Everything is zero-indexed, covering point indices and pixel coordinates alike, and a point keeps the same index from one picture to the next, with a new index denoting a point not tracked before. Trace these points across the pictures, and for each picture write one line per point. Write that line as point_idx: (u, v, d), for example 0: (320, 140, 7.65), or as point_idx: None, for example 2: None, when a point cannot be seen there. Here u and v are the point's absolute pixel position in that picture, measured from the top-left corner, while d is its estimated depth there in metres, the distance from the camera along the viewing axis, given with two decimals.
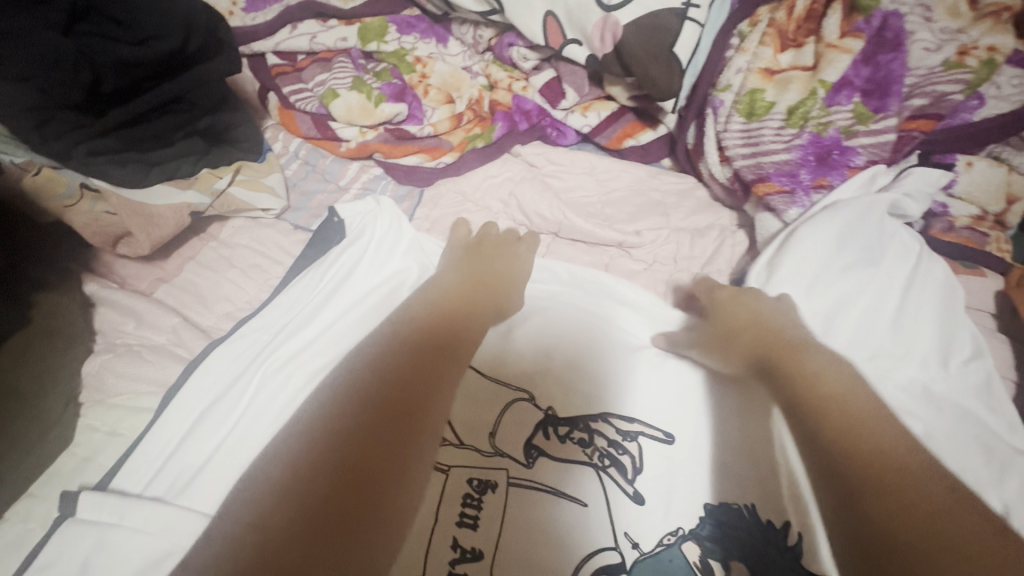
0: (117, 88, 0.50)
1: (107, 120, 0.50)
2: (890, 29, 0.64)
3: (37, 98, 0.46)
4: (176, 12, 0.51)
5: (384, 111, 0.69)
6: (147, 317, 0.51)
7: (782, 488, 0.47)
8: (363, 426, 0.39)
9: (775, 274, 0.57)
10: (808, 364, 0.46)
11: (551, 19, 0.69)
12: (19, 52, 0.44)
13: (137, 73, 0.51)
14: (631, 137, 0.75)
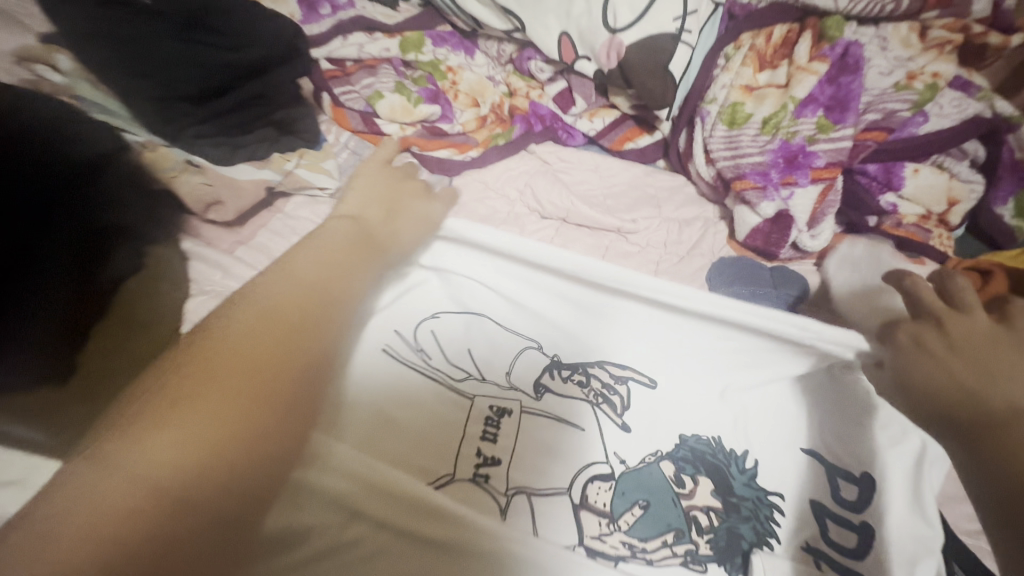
0: (219, 85, 0.64)
1: (209, 110, 0.64)
2: (851, 55, 0.75)
3: (161, 90, 0.60)
4: (267, 27, 0.65)
5: (422, 111, 0.81)
6: (235, 271, 0.64)
7: (735, 425, 0.61)
8: (253, 394, 0.36)
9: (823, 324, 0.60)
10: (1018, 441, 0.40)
11: (565, 38, 0.82)
12: (153, 55, 0.58)
13: (234, 73, 0.64)
14: (631, 141, 0.88)
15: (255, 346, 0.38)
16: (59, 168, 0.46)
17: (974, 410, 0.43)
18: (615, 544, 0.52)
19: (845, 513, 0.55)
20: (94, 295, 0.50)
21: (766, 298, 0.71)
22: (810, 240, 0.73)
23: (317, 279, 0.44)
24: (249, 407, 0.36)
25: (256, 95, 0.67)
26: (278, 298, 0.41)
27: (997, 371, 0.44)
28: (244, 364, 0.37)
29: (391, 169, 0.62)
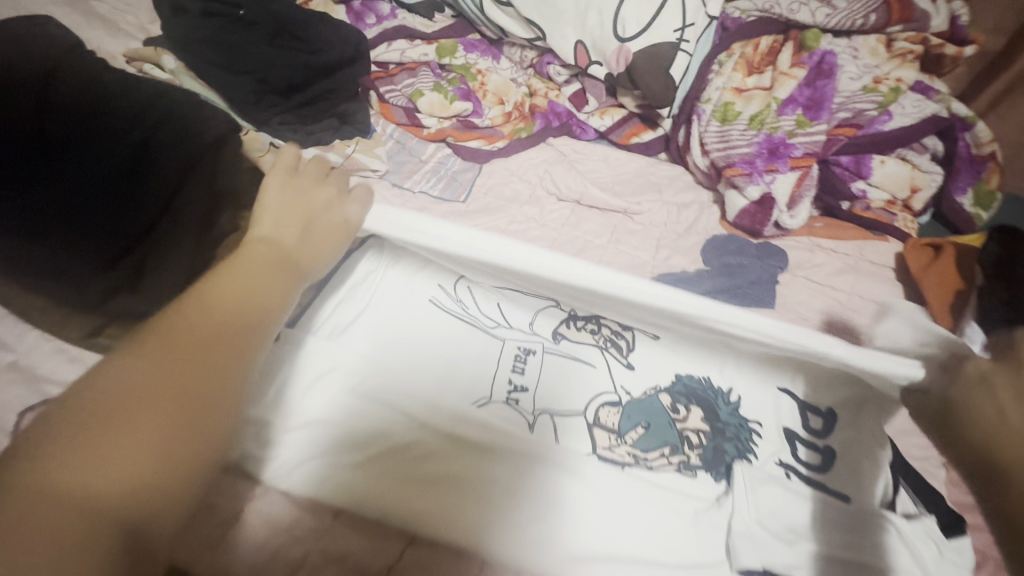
0: (297, 82, 0.79)
1: (291, 102, 0.78)
2: (826, 63, 0.88)
3: (257, 85, 0.75)
4: (336, 33, 0.81)
5: (456, 107, 0.94)
6: None
7: (725, 372, 0.71)
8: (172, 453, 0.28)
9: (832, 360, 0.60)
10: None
11: (580, 46, 0.95)
12: (253, 56, 0.75)
13: (309, 72, 0.79)
14: (637, 136, 1.00)
15: (161, 372, 0.29)
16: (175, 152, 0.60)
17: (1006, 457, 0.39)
18: (622, 454, 0.64)
19: (813, 439, 0.68)
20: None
21: (751, 266, 0.84)
22: (789, 219, 0.86)
23: (245, 298, 0.35)
24: (176, 442, 0.28)
25: (328, 90, 0.81)
26: (194, 321, 0.32)
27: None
28: (157, 391, 0.29)
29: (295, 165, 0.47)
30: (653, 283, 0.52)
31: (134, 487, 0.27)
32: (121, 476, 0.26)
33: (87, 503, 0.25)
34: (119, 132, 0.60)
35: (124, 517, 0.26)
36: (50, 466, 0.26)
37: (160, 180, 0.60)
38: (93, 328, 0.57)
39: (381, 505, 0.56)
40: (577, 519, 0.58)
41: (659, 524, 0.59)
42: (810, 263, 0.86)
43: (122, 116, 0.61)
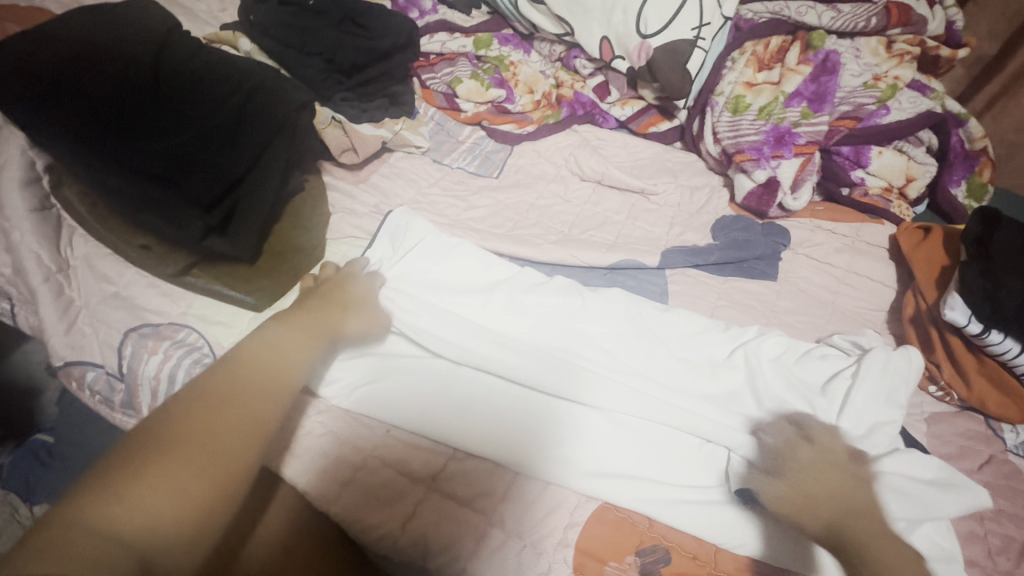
0: (357, 64, 0.89)
1: (353, 81, 0.89)
2: (829, 60, 0.97)
3: (327, 65, 0.88)
4: (394, 25, 0.92)
5: (492, 94, 1.04)
6: (358, 198, 0.85)
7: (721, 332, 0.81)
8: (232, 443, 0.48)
9: (793, 374, 0.76)
10: (875, 549, 0.54)
11: (605, 42, 1.04)
12: (325, 42, 0.88)
13: (370, 56, 0.90)
14: (654, 125, 1.10)
15: (192, 433, 0.47)
16: (245, 129, 0.72)
17: (849, 518, 0.57)
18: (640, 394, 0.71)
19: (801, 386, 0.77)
20: (283, 201, 0.77)
21: (758, 242, 0.92)
22: (793, 201, 0.94)
23: (286, 358, 0.58)
24: (234, 437, 0.49)
25: (382, 73, 0.91)
26: (255, 368, 0.55)
27: (852, 497, 0.59)
28: (186, 436, 0.47)
29: (324, 277, 0.72)
30: (643, 377, 0.72)
31: (210, 462, 0.46)
32: (163, 493, 0.43)
33: (170, 476, 0.44)
34: (217, 97, 0.72)
35: (206, 475, 0.45)
36: (140, 460, 0.44)
37: (252, 138, 0.71)
38: (183, 266, 0.69)
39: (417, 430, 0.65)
40: (579, 436, 0.67)
41: (660, 443, 0.68)
42: (811, 242, 0.94)
43: (221, 85, 0.73)
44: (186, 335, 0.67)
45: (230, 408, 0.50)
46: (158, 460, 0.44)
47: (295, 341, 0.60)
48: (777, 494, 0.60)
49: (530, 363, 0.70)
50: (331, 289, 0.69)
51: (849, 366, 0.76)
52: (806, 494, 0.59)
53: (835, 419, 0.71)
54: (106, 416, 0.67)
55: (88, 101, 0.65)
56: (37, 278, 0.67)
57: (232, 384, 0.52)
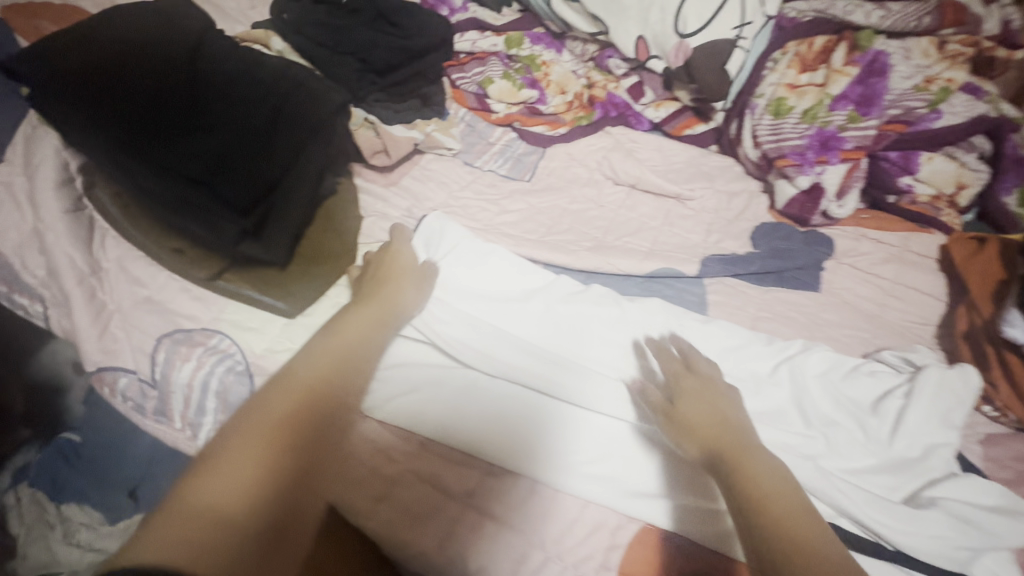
0: (391, 63, 0.88)
1: (386, 81, 0.88)
2: (878, 62, 0.93)
3: (361, 65, 0.86)
4: (430, 26, 0.92)
5: (524, 94, 1.02)
6: (390, 202, 0.84)
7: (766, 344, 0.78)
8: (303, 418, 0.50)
9: (842, 392, 0.72)
10: (751, 467, 0.54)
11: (641, 41, 1.01)
12: (360, 41, 0.86)
13: (404, 56, 0.89)
14: (689, 128, 1.06)
15: (268, 415, 0.49)
16: (280, 133, 0.70)
17: (724, 436, 0.58)
18: None
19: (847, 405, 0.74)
20: (315, 205, 0.75)
21: (800, 252, 0.89)
22: (838, 209, 0.91)
23: (346, 349, 0.60)
24: (307, 416, 0.51)
25: (416, 73, 0.90)
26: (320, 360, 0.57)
27: (730, 420, 0.60)
28: (267, 418, 0.49)
29: (363, 281, 0.71)
30: None
31: (289, 436, 0.48)
32: (251, 461, 0.45)
33: (256, 449, 0.46)
34: (252, 99, 0.70)
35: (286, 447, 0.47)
36: (229, 442, 0.46)
37: (287, 143, 0.70)
38: (216, 271, 0.68)
39: (456, 442, 0.63)
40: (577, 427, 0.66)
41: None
42: (856, 252, 0.91)
43: (256, 87, 0.72)
44: (219, 342, 0.66)
45: (299, 393, 0.52)
46: (245, 439, 0.46)
47: (347, 340, 0.60)
48: (667, 421, 0.61)
49: (528, 359, 0.68)
50: (378, 284, 0.69)
51: (902, 385, 0.72)
52: (695, 421, 0.59)
53: (890, 444, 0.67)
54: (138, 423, 0.66)
55: (123, 101, 0.64)
56: (71, 281, 0.67)
57: (301, 374, 0.54)
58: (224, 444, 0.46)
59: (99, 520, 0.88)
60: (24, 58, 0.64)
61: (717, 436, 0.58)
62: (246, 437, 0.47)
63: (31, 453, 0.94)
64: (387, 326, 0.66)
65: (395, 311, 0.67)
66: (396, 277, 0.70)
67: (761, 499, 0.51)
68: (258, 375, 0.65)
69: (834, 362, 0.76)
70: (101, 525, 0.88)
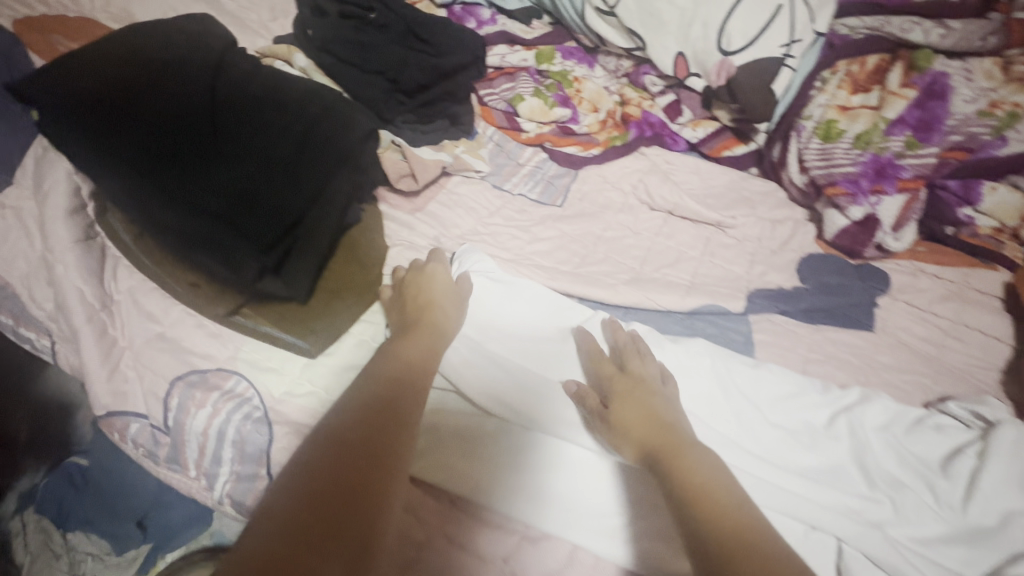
0: (421, 83, 0.83)
1: (415, 101, 0.84)
2: (938, 84, 0.87)
3: (390, 85, 0.83)
4: (461, 40, 0.86)
5: (556, 113, 0.96)
6: (417, 230, 0.79)
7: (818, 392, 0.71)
8: (363, 432, 0.46)
9: (903, 448, 0.67)
10: (686, 461, 0.50)
11: (681, 58, 0.96)
12: (389, 60, 0.82)
13: (434, 74, 0.84)
14: (728, 149, 1.00)
15: (336, 435, 0.46)
16: (300, 163, 0.65)
17: (660, 432, 0.54)
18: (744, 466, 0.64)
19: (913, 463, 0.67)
20: (339, 234, 0.71)
21: (852, 288, 0.84)
22: (894, 242, 0.86)
23: (404, 368, 0.56)
24: (373, 433, 0.47)
25: (447, 92, 0.86)
26: (382, 379, 0.54)
27: (664, 414, 0.56)
28: (334, 437, 0.46)
29: (396, 313, 0.66)
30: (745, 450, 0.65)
31: (353, 455, 0.44)
32: (311, 480, 0.42)
33: (322, 470, 0.43)
34: (279, 126, 0.66)
35: (353, 467, 0.43)
36: (300, 465, 0.44)
37: (313, 174, 0.65)
38: (234, 306, 0.63)
39: (491, 497, 0.58)
40: (576, 472, 0.60)
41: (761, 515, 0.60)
42: (913, 288, 0.85)
43: (285, 113, 0.68)
44: (235, 385, 0.61)
45: (360, 412, 0.49)
46: (314, 462, 0.44)
47: (396, 369, 0.56)
48: (607, 423, 0.58)
49: (552, 403, 0.63)
50: (416, 316, 0.64)
51: (973, 443, 0.66)
52: (631, 419, 0.56)
53: (963, 513, 0.61)
54: (151, 470, 0.63)
55: (141, 127, 0.61)
56: (80, 316, 0.63)
57: (363, 395, 0.51)
58: (295, 467, 0.43)
59: (106, 550, 0.83)
60: (42, 83, 0.61)
61: (650, 435, 0.54)
62: (320, 458, 0.43)
63: (35, 476, 0.91)
64: (439, 350, 0.61)
65: (438, 335, 0.62)
66: (435, 303, 0.65)
67: (694, 492, 0.47)
68: (278, 422, 0.60)
69: (895, 412, 0.70)
70: (108, 555, 0.83)
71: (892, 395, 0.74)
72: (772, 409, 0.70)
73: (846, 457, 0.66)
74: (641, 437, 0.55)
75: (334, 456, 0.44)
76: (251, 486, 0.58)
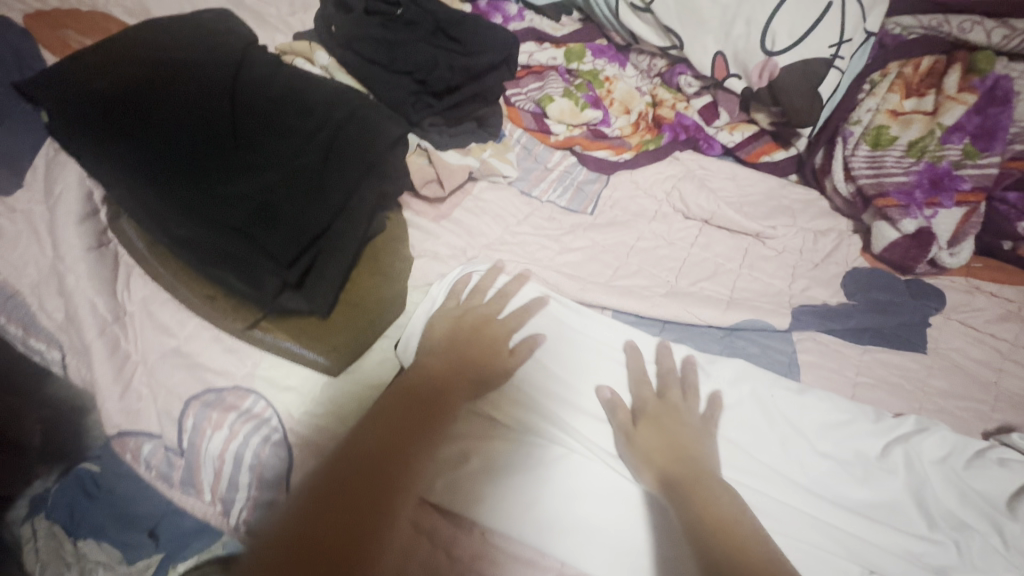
0: (451, 85, 0.80)
1: (443, 103, 0.80)
2: (1000, 88, 0.81)
3: (417, 86, 0.78)
4: (491, 39, 0.81)
5: (587, 115, 0.91)
6: (443, 239, 0.75)
7: (869, 421, 0.66)
8: (370, 451, 0.51)
9: (964, 483, 0.61)
10: (705, 492, 0.51)
11: (720, 57, 0.91)
12: (415, 59, 0.77)
13: (465, 76, 0.80)
14: (767, 155, 0.95)
15: (349, 456, 0.51)
16: (319, 167, 0.61)
17: (684, 466, 0.54)
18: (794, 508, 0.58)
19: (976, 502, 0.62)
20: (363, 243, 0.67)
21: (904, 306, 0.79)
22: (949, 258, 0.81)
23: (430, 385, 0.58)
24: (384, 454, 0.52)
25: (476, 94, 0.82)
26: (402, 394, 0.57)
27: (690, 445, 0.56)
28: (348, 455, 0.51)
29: (443, 330, 0.63)
30: (795, 487, 0.60)
31: (363, 474, 0.50)
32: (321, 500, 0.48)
33: (330, 488, 0.49)
34: (300, 132, 0.63)
35: (363, 487, 0.49)
36: (317, 483, 0.50)
37: (338, 182, 0.61)
38: (253, 321, 0.59)
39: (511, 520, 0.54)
40: (578, 494, 0.56)
41: (804, 553, 0.55)
42: (969, 307, 0.80)
43: (307, 117, 0.64)
44: (253, 405, 0.58)
45: (372, 430, 0.53)
46: (331, 478, 0.50)
47: (427, 388, 0.58)
48: (638, 446, 0.57)
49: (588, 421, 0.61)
50: (451, 333, 0.63)
51: None
52: (663, 448, 0.55)
53: None
54: (163, 492, 0.60)
55: (153, 130, 0.57)
56: (92, 330, 0.59)
57: (383, 412, 0.55)
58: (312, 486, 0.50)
59: (117, 559, 0.80)
60: (53, 84, 0.58)
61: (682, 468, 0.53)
62: (331, 478, 0.50)
63: (49, 480, 0.87)
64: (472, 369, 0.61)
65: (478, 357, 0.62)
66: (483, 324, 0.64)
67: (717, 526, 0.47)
68: (298, 445, 0.56)
69: (952, 444, 0.64)
70: (119, 564, 0.79)
71: (949, 422, 0.69)
72: (822, 437, 0.64)
73: (900, 493, 0.61)
74: (671, 470, 0.54)
75: (340, 476, 0.50)
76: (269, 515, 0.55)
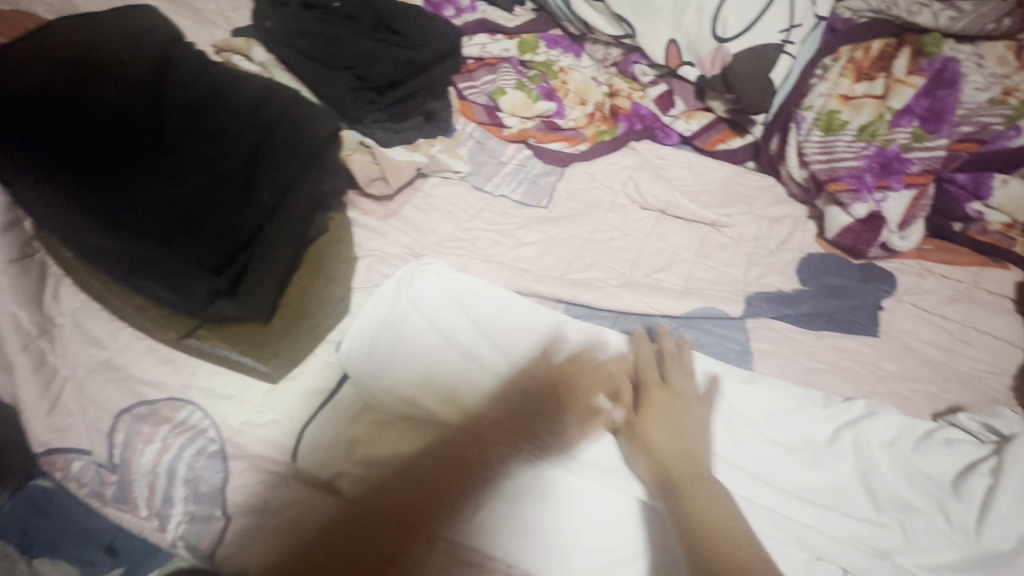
0: (393, 79, 0.78)
1: (385, 99, 0.78)
2: (948, 71, 0.82)
3: (358, 81, 0.77)
4: (435, 32, 0.81)
5: (540, 107, 0.90)
6: (390, 237, 0.73)
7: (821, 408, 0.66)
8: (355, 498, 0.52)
9: (910, 464, 0.61)
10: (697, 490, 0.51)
11: (673, 45, 0.91)
12: (356, 56, 0.76)
13: (407, 70, 0.79)
14: (723, 142, 0.95)
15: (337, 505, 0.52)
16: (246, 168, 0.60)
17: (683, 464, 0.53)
18: (750, 503, 0.57)
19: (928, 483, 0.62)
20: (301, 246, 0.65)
21: (856, 290, 0.79)
22: (900, 241, 0.81)
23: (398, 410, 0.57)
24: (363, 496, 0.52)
25: (421, 88, 0.81)
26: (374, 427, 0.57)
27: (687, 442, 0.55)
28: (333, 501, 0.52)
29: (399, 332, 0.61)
30: (762, 487, 0.59)
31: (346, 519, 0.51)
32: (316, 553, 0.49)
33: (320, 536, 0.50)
34: (229, 134, 0.61)
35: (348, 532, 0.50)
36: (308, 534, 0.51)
37: (270, 184, 0.60)
38: (187, 329, 0.57)
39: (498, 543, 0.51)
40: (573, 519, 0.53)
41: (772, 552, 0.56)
42: (920, 288, 0.81)
43: (237, 117, 0.63)
44: (188, 416, 0.56)
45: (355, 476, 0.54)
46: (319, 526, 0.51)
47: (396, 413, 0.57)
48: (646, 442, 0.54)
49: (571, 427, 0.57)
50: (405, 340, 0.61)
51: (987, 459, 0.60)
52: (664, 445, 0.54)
53: (976, 539, 0.56)
54: (99, 509, 0.58)
55: (83, 150, 0.54)
56: (14, 344, 0.57)
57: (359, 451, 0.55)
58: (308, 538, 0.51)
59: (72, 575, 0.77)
60: None
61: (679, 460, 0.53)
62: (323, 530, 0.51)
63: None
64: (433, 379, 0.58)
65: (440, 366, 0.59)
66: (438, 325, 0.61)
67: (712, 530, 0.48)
68: (235, 457, 0.55)
69: (899, 425, 0.65)
70: None
71: (902, 405, 0.69)
72: (774, 428, 0.64)
73: (850, 479, 0.61)
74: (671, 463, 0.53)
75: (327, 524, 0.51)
76: (206, 529, 0.54)
